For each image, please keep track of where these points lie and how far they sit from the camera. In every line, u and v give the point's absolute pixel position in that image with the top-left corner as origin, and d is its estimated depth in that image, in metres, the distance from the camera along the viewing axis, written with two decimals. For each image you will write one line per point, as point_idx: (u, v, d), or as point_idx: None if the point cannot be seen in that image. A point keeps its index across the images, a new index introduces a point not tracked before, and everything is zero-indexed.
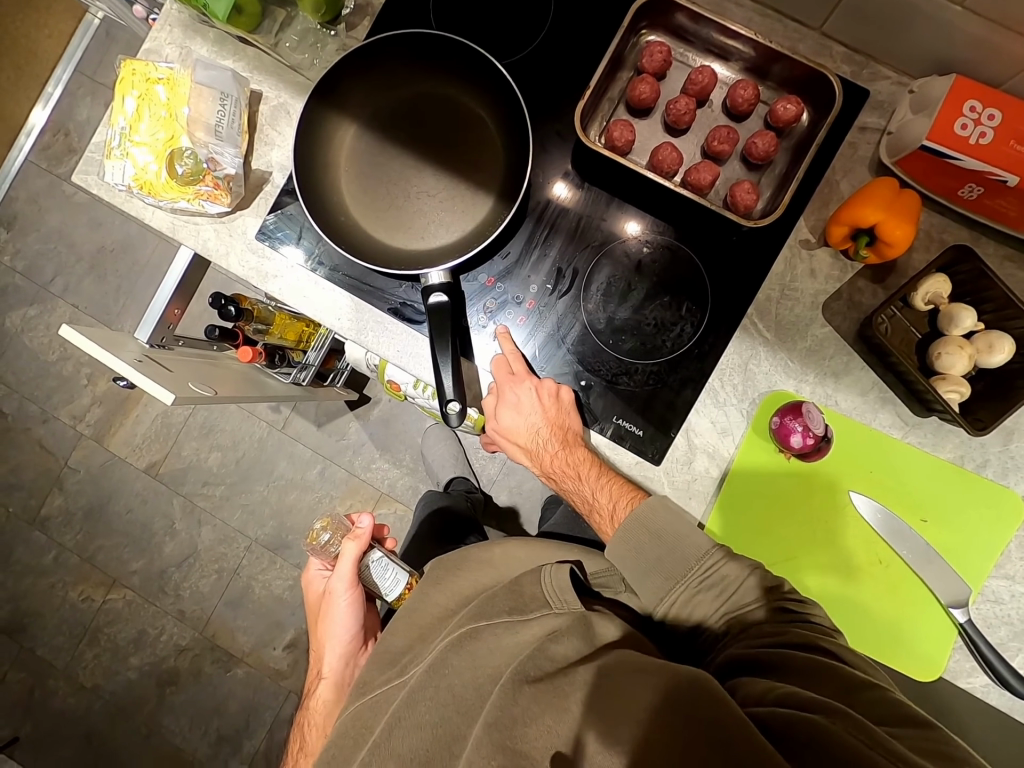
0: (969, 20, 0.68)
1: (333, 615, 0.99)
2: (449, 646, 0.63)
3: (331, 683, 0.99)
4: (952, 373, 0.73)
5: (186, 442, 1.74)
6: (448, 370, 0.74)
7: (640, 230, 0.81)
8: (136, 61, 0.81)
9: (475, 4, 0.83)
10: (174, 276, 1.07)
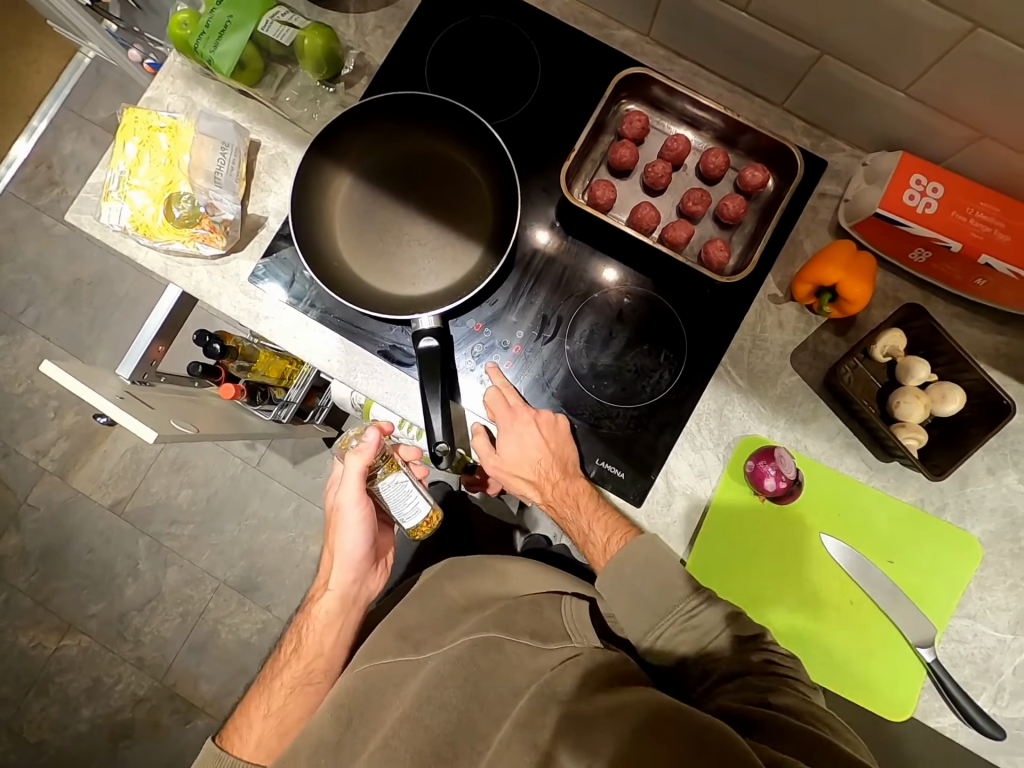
0: (914, 105, 0.76)
1: (352, 506, 0.88)
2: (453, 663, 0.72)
3: (337, 597, 0.90)
4: (910, 420, 0.78)
5: (156, 478, 1.70)
6: (436, 413, 0.76)
7: (618, 278, 0.86)
8: (136, 108, 0.83)
9: (468, 70, 0.89)
10: (163, 309, 1.07)
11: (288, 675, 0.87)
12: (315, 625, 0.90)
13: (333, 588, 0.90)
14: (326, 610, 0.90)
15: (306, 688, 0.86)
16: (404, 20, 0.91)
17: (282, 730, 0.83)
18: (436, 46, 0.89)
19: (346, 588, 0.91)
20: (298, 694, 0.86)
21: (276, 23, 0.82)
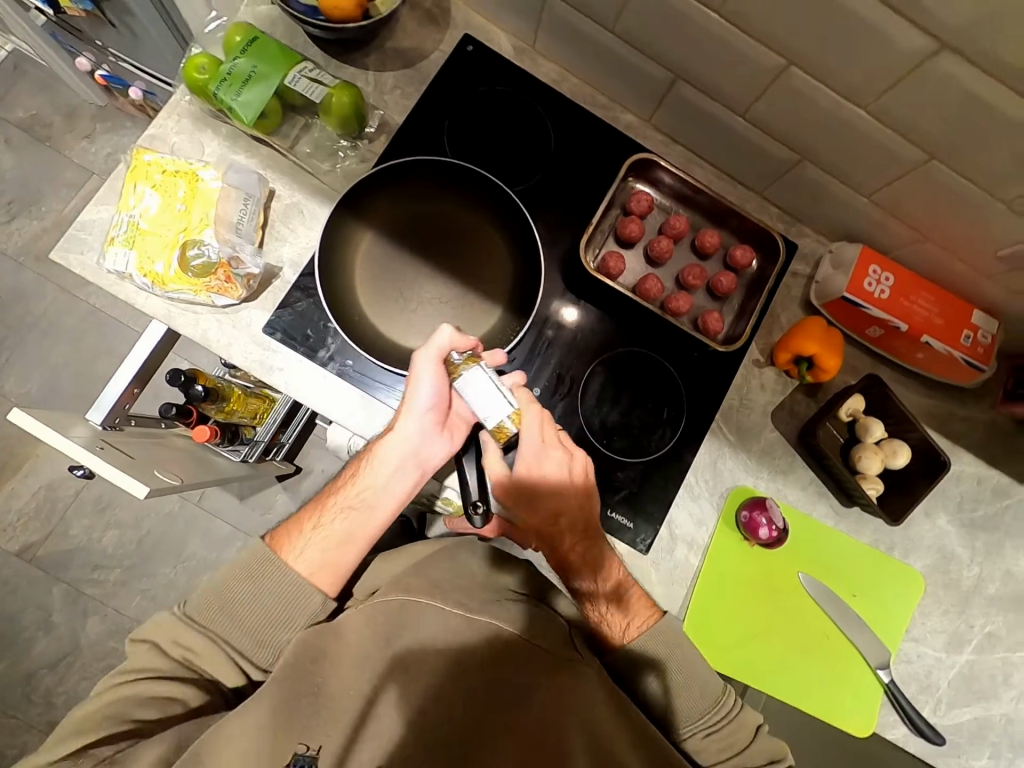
0: (873, 208, 0.91)
1: (419, 394, 0.78)
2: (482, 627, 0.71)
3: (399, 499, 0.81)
4: (869, 473, 0.91)
5: (76, 520, 1.68)
6: (471, 467, 0.81)
7: (576, 315, 0.93)
8: (149, 151, 0.80)
9: (485, 138, 0.94)
10: (144, 348, 1.00)
11: (359, 476, 0.78)
12: (374, 474, 0.78)
13: (400, 467, 0.79)
14: (394, 477, 0.79)
15: (380, 516, 0.78)
16: (423, 83, 0.94)
17: (357, 544, 0.76)
18: (455, 112, 0.93)
19: (425, 467, 0.80)
20: (349, 519, 0.77)
21: (303, 78, 0.82)
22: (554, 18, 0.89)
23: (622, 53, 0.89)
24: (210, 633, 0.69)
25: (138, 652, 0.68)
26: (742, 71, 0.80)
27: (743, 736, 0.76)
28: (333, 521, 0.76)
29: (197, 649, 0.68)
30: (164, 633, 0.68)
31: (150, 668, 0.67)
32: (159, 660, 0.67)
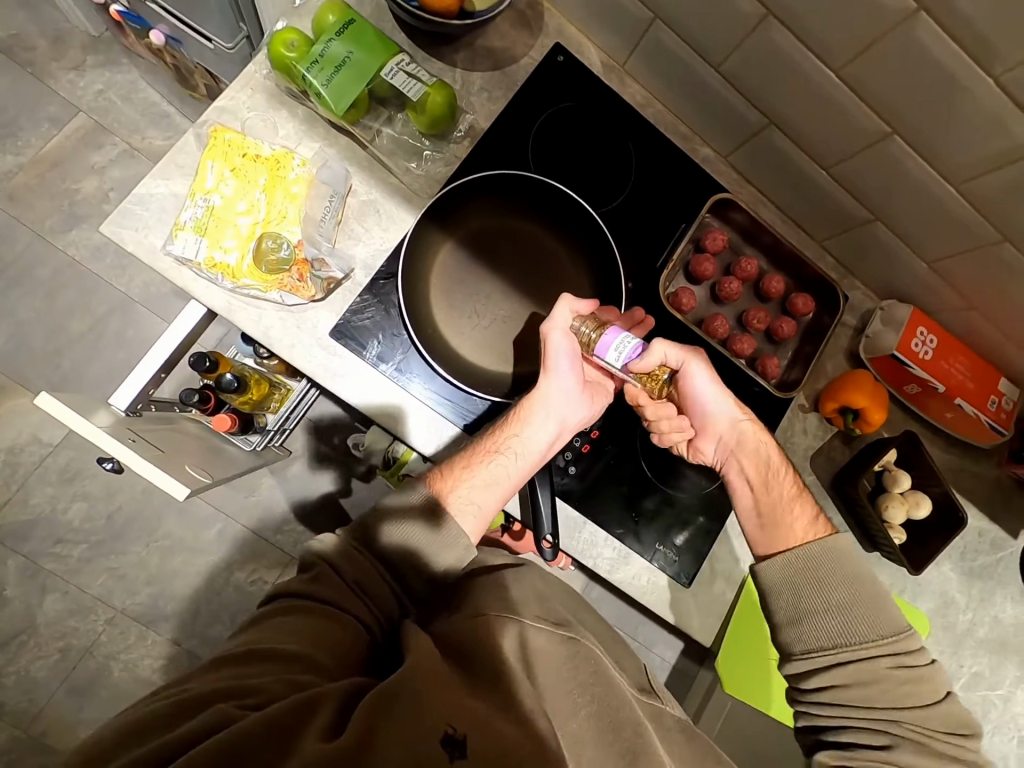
0: (930, 274, 0.95)
1: (558, 358, 0.81)
2: (581, 640, 0.67)
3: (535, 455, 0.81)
4: (894, 522, 0.97)
5: (39, 487, 1.55)
6: (546, 502, 0.79)
7: None
8: (233, 131, 0.76)
9: (568, 156, 0.92)
10: (175, 336, 0.96)
11: (509, 431, 0.79)
12: (521, 428, 0.80)
13: (542, 420, 0.81)
14: (537, 429, 0.80)
15: (523, 467, 0.79)
16: (510, 89, 0.90)
17: (504, 490, 0.78)
18: (540, 126, 0.90)
19: (563, 427, 0.82)
20: (500, 465, 0.78)
21: (401, 72, 0.77)
22: (654, 43, 0.88)
23: (717, 90, 0.88)
24: (371, 564, 0.69)
25: (323, 569, 0.67)
26: (841, 129, 0.81)
27: (914, 651, 0.70)
28: (488, 467, 0.78)
29: (368, 574, 0.69)
30: (342, 556, 0.69)
31: (316, 590, 0.64)
32: (331, 579, 0.66)
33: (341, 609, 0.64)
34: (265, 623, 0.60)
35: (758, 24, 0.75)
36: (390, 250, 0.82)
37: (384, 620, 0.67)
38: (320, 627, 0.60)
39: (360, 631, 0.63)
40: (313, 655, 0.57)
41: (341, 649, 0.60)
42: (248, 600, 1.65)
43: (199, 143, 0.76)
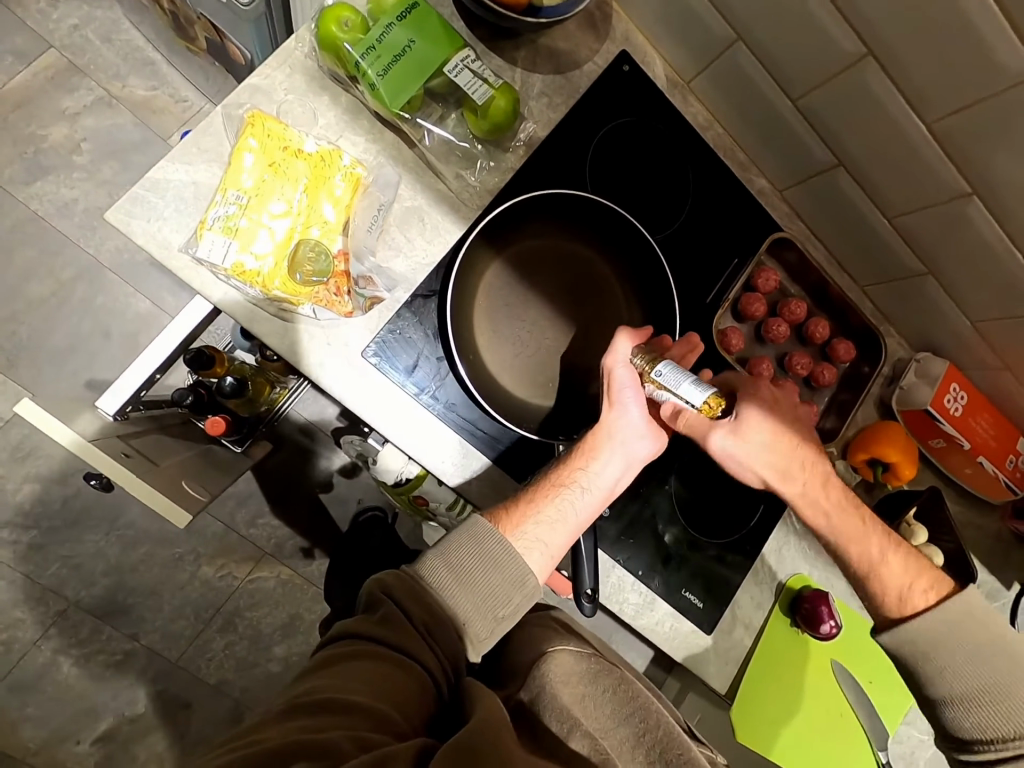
0: (972, 333, 0.93)
1: (624, 389, 0.75)
2: (603, 661, 0.69)
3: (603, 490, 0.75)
4: None
5: None
6: (587, 555, 0.75)
7: None
8: (272, 119, 0.65)
9: (627, 175, 0.85)
10: (175, 334, 0.95)
11: (574, 465, 0.74)
12: (587, 463, 0.74)
13: (609, 454, 0.75)
14: (605, 464, 0.75)
15: (590, 505, 0.73)
16: (571, 96, 0.83)
17: (573, 528, 0.72)
18: (600, 140, 0.83)
19: (631, 463, 0.76)
20: (567, 502, 0.72)
21: (465, 70, 0.69)
22: (730, 66, 0.82)
23: (789, 123, 0.84)
24: (432, 602, 0.62)
25: (391, 610, 0.59)
26: (916, 182, 0.78)
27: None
28: (555, 504, 0.72)
29: (435, 617, 0.61)
30: (402, 590, 0.61)
31: (384, 633, 0.58)
32: (399, 622, 0.59)
33: (408, 656, 0.57)
34: (332, 665, 0.54)
35: (855, 63, 0.70)
36: (434, 266, 0.74)
37: (450, 670, 0.60)
38: (391, 681, 0.54)
39: (427, 684, 0.57)
40: (385, 713, 0.51)
41: (410, 706, 0.54)
42: (214, 596, 1.54)
43: (230, 127, 0.66)
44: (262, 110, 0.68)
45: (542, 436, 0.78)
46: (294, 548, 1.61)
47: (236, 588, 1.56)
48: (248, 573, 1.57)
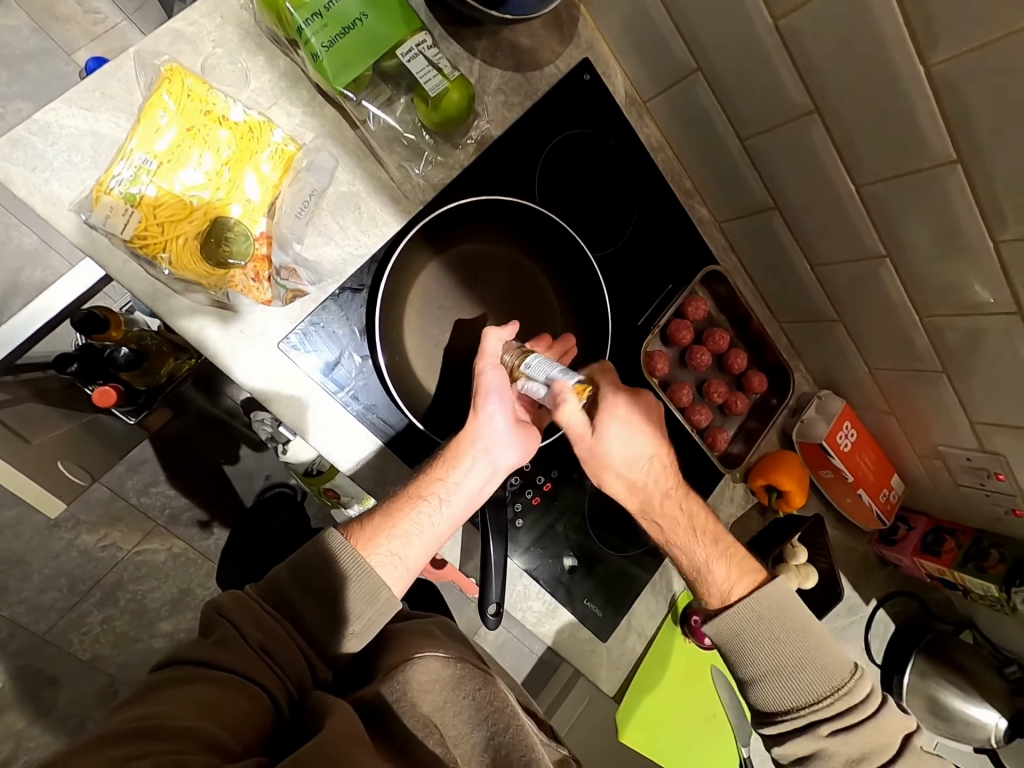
0: (867, 379, 1.02)
1: (492, 393, 0.72)
2: (470, 662, 0.66)
3: (465, 500, 0.72)
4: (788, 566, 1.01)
5: None
6: (497, 574, 0.75)
7: None
8: (194, 78, 0.58)
9: (576, 186, 0.84)
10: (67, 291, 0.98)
11: (435, 475, 0.71)
12: (450, 473, 0.71)
13: (473, 463, 0.72)
14: (468, 474, 0.72)
15: (450, 516, 0.71)
16: (528, 97, 0.80)
17: (431, 541, 0.70)
18: (553, 147, 0.81)
19: (496, 471, 0.74)
20: (424, 514, 0.70)
21: (419, 57, 0.65)
22: (687, 94, 0.82)
23: (735, 160, 0.86)
24: (278, 627, 0.59)
25: (225, 630, 0.57)
26: (840, 238, 0.83)
27: (869, 699, 0.70)
28: (412, 517, 0.69)
29: (275, 637, 0.58)
30: (243, 614, 0.58)
31: (217, 655, 0.55)
32: (234, 643, 0.56)
33: (245, 676, 0.55)
34: (154, 693, 0.50)
35: (800, 117, 0.73)
36: (366, 259, 0.71)
37: (294, 686, 0.58)
38: (222, 705, 0.51)
39: (266, 707, 0.54)
40: (212, 737, 0.48)
41: (244, 729, 0.51)
42: (95, 567, 1.42)
43: (143, 76, 0.59)
44: (182, 65, 0.60)
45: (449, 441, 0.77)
46: (190, 519, 1.49)
47: (120, 559, 1.44)
48: (134, 545, 1.46)
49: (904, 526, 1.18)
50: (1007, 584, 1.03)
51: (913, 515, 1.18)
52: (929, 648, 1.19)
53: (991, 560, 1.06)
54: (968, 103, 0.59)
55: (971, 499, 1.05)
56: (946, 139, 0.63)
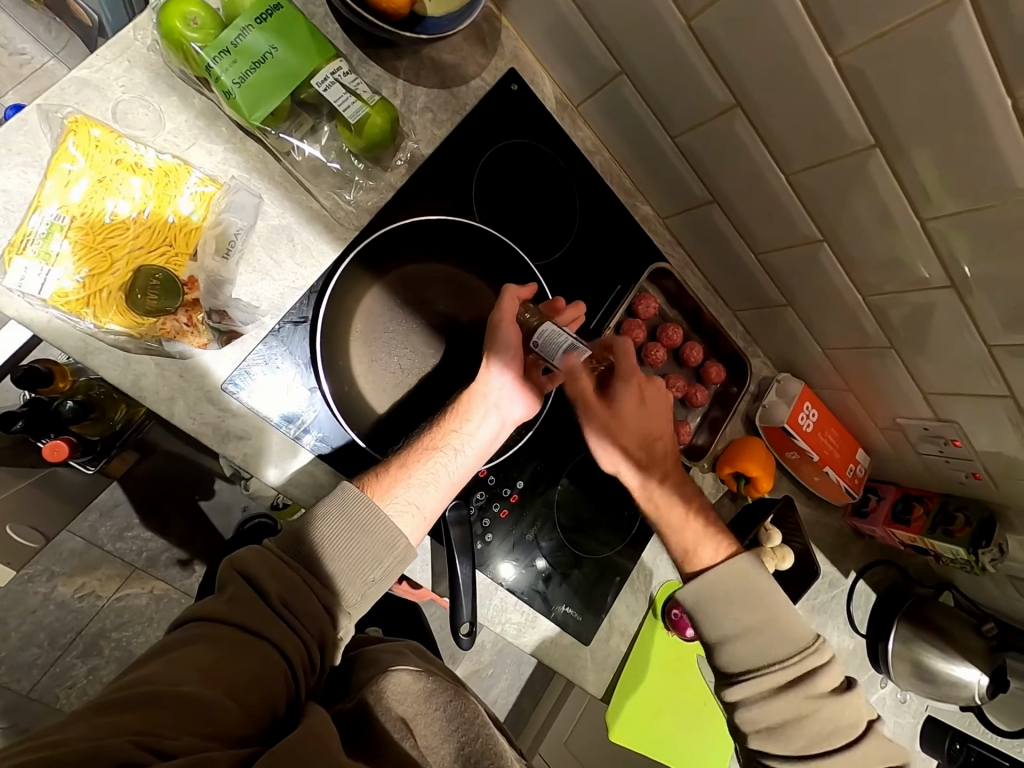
0: (822, 359, 1.03)
1: (503, 347, 0.76)
2: (441, 676, 0.66)
3: (478, 450, 0.76)
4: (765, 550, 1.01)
5: None
6: (467, 590, 0.75)
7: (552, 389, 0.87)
8: (100, 127, 0.57)
9: (514, 196, 0.84)
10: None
11: (450, 426, 0.74)
12: (463, 425, 0.75)
13: (484, 415, 0.76)
14: (480, 425, 0.76)
15: (464, 465, 0.74)
16: (457, 112, 0.80)
17: (445, 490, 0.73)
18: (488, 159, 0.81)
19: (506, 423, 0.78)
20: (440, 464, 0.73)
21: (335, 84, 0.64)
22: (615, 96, 0.83)
23: (669, 157, 0.86)
24: (298, 579, 0.59)
25: (239, 588, 0.57)
26: (778, 226, 0.84)
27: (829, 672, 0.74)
28: (428, 466, 0.72)
29: (296, 590, 0.59)
30: (265, 572, 0.58)
31: (231, 613, 0.55)
32: (251, 600, 0.56)
33: (258, 634, 0.55)
34: (165, 653, 0.51)
35: (724, 112, 0.74)
36: (305, 290, 0.70)
37: (311, 639, 0.58)
38: (228, 667, 0.51)
39: (276, 662, 0.54)
40: (211, 700, 0.48)
41: (248, 692, 0.51)
42: (75, 618, 1.39)
43: (48, 129, 0.57)
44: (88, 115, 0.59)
45: None
46: (170, 560, 1.47)
47: (101, 608, 1.41)
48: (114, 593, 1.43)
49: (874, 496, 1.20)
50: (974, 546, 1.05)
51: (883, 485, 1.20)
52: (911, 612, 1.20)
53: (958, 524, 1.07)
54: (877, 89, 0.60)
55: (934, 467, 1.07)
56: (863, 127, 0.65)
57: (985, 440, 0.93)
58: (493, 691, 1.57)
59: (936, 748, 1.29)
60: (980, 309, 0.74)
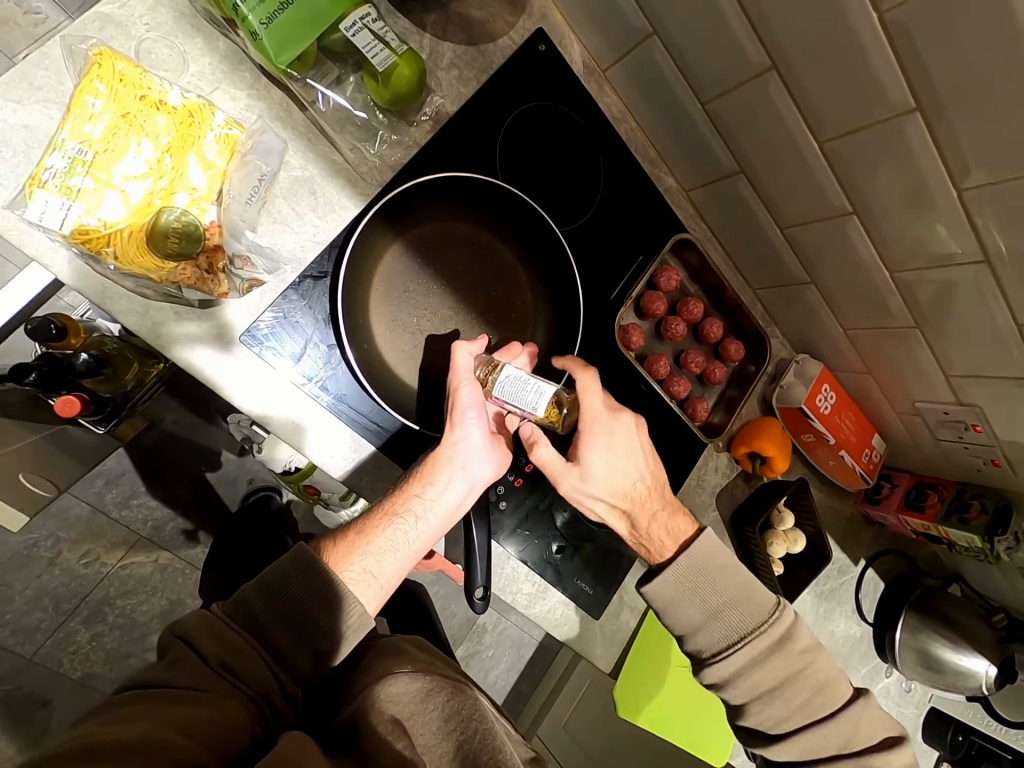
0: (843, 340, 1.01)
1: (467, 411, 0.72)
2: (439, 674, 0.65)
3: (444, 516, 0.72)
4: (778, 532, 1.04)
5: None
6: (480, 556, 0.75)
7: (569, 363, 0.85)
8: (125, 61, 0.56)
9: (538, 157, 0.82)
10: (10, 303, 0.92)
11: (410, 493, 0.71)
12: (425, 490, 0.71)
13: (448, 481, 0.72)
14: (444, 490, 0.72)
15: (426, 534, 0.71)
16: (483, 71, 0.78)
17: (404, 560, 0.70)
18: (514, 119, 0.79)
19: (474, 486, 0.73)
20: (398, 532, 0.70)
21: (364, 30, 0.61)
22: (645, 59, 0.81)
23: (698, 125, 0.84)
24: (240, 639, 0.58)
25: (181, 651, 0.55)
26: (806, 196, 0.82)
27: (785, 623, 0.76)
28: (385, 536, 0.69)
29: (237, 651, 0.57)
30: (204, 633, 0.57)
31: (173, 673, 0.53)
32: (190, 663, 0.54)
33: (203, 690, 0.53)
34: (101, 717, 0.48)
35: (758, 76, 0.72)
36: (326, 244, 0.69)
37: (260, 697, 0.56)
38: (181, 715, 0.49)
39: (230, 711, 0.52)
40: (165, 739, 0.46)
41: (206, 732, 0.49)
42: (79, 584, 1.39)
43: (71, 63, 0.56)
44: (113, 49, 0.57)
45: (423, 428, 0.76)
46: (175, 531, 1.46)
47: (106, 575, 1.40)
48: (118, 561, 1.42)
49: (888, 483, 1.19)
50: (990, 534, 1.04)
51: (897, 472, 1.19)
52: (919, 603, 1.19)
53: (973, 511, 1.07)
54: (922, 49, 0.59)
55: (951, 454, 1.06)
56: (904, 89, 0.63)
57: (1007, 426, 0.91)
58: (492, 672, 1.56)
59: (937, 739, 1.28)
60: (1011, 288, 0.73)
